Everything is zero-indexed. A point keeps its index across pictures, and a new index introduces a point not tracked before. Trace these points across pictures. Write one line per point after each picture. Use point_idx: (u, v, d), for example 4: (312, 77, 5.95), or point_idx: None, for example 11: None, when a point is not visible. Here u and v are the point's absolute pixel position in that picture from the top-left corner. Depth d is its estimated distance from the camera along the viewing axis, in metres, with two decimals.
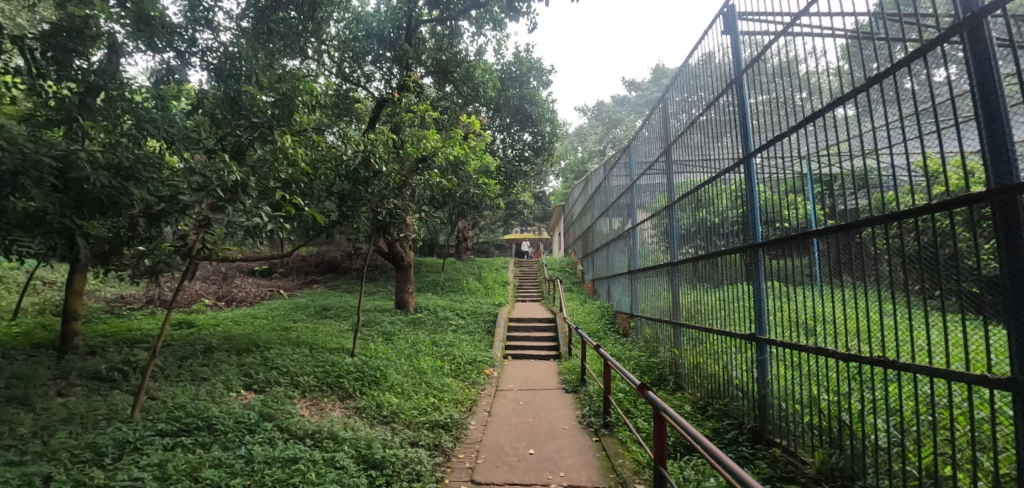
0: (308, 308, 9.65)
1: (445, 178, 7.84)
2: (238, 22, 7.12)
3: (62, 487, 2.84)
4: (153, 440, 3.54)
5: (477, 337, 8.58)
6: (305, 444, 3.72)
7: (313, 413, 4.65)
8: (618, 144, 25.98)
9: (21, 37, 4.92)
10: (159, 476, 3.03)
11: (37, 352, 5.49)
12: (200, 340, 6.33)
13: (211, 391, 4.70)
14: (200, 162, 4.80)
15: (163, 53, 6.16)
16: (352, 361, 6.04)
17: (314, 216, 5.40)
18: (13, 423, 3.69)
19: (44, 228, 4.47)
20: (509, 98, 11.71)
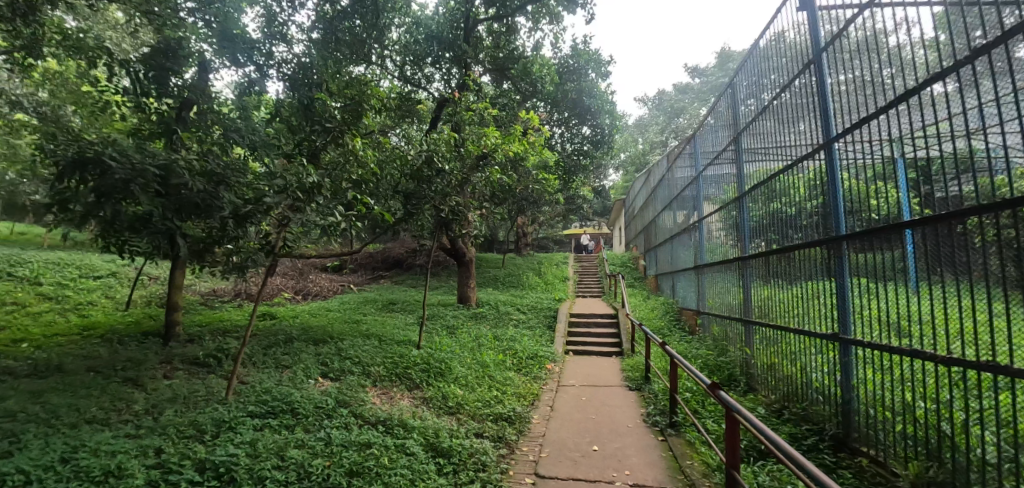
0: (376, 302, 10.14)
1: (506, 174, 7.93)
2: (310, 34, 7.59)
3: (171, 459, 3.19)
4: (245, 420, 3.89)
5: (538, 332, 8.62)
6: (378, 430, 3.93)
7: (384, 401, 4.89)
8: (681, 135, 24.97)
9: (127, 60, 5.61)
10: (252, 453, 3.31)
11: (147, 339, 6.18)
12: (281, 331, 6.84)
13: (293, 378, 5.07)
14: (280, 166, 5.19)
15: (245, 68, 6.66)
16: (418, 354, 6.27)
17: (382, 214, 5.66)
18: (130, 401, 4.19)
19: (150, 229, 5.00)
20: (567, 92, 11.49)
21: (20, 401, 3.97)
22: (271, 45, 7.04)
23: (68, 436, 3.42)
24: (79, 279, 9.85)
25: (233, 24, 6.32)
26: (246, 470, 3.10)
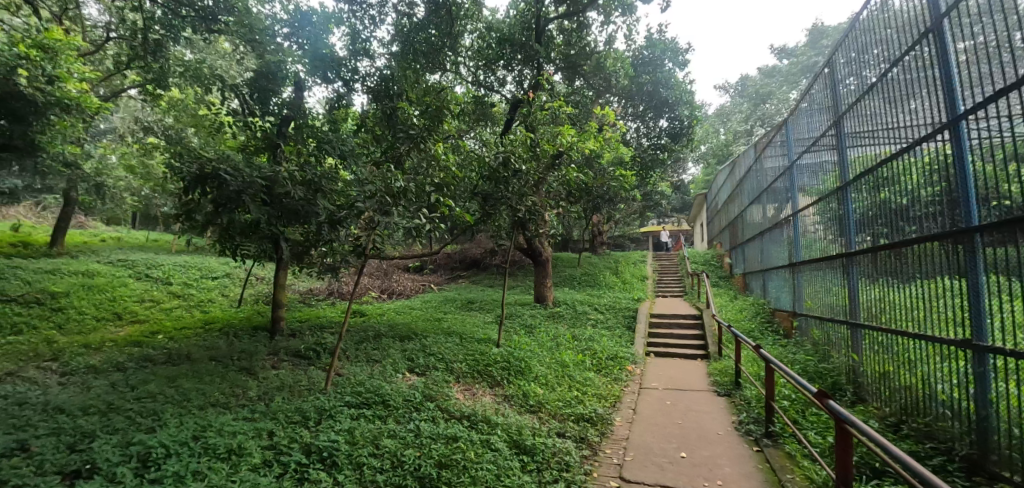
0: (455, 301, 10.49)
1: (582, 172, 7.87)
2: (390, 47, 8.02)
3: (282, 442, 3.53)
4: (342, 410, 4.19)
5: (617, 333, 8.43)
6: (463, 424, 4.06)
7: (468, 397, 5.04)
8: (769, 122, 23.17)
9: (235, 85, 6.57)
10: (350, 441, 3.57)
11: (258, 333, 6.88)
12: (371, 327, 7.30)
13: (384, 372, 5.39)
14: (369, 173, 5.54)
15: (334, 85, 7.17)
16: (498, 352, 6.39)
17: (463, 215, 5.84)
18: (247, 387, 4.69)
19: (258, 234, 5.55)
20: (642, 84, 11.27)
21: (161, 384, 4.59)
22: (356, 61, 7.54)
23: (199, 416, 3.90)
24: (202, 279, 11.21)
25: (322, 44, 6.83)
26: (346, 456, 3.35)
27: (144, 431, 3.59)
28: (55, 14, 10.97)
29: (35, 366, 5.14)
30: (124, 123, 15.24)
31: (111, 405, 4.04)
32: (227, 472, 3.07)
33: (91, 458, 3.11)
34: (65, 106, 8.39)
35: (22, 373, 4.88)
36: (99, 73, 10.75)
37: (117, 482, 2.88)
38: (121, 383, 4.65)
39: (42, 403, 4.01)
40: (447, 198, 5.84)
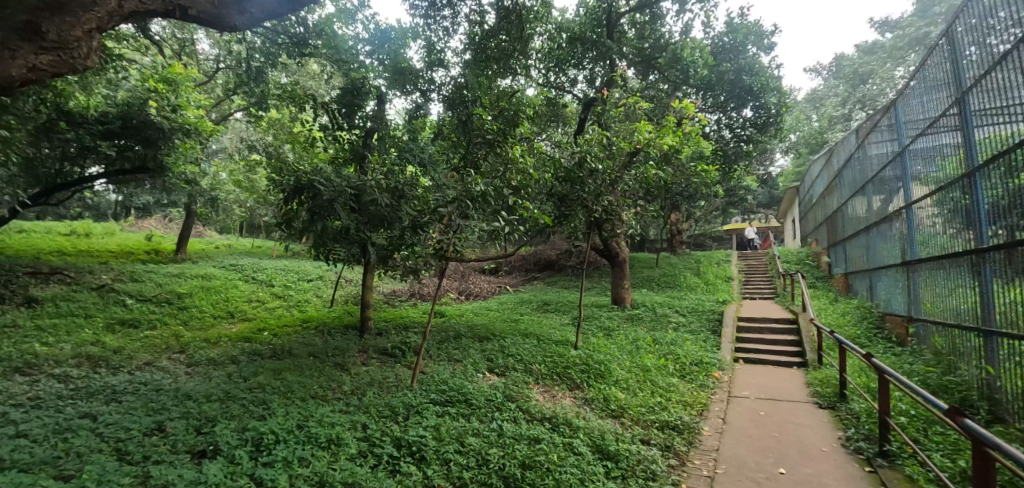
0: (530, 303, 10.56)
1: (661, 169, 7.60)
2: (463, 55, 8.27)
3: (374, 434, 3.74)
4: (428, 406, 4.38)
5: (701, 337, 8.02)
6: (545, 426, 4.09)
7: (548, 399, 5.06)
8: (871, 105, 20.83)
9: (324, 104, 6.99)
10: (436, 437, 3.71)
11: (349, 332, 7.39)
12: (451, 327, 7.57)
13: (465, 371, 5.54)
14: (449, 179, 5.74)
15: (412, 96, 7.51)
16: (577, 354, 6.34)
17: (541, 217, 5.86)
18: (340, 382, 5.04)
19: (348, 239, 5.93)
20: (723, 72, 10.50)
21: (269, 376, 5.08)
22: (432, 72, 7.85)
23: (300, 407, 4.24)
24: (298, 282, 12.26)
25: (400, 58, 7.18)
26: (433, 451, 3.50)
27: (257, 418, 3.99)
28: (178, 51, 12.59)
29: (167, 357, 5.89)
30: (232, 143, 17.08)
31: (229, 393, 4.53)
32: (328, 459, 3.32)
33: (214, 441, 3.51)
34: (186, 130, 9.58)
35: (158, 363, 5.63)
36: (206, 99, 11.89)
37: (237, 463, 3.22)
38: (236, 374, 5.20)
39: (175, 390, 4.59)
40: (525, 201, 5.90)
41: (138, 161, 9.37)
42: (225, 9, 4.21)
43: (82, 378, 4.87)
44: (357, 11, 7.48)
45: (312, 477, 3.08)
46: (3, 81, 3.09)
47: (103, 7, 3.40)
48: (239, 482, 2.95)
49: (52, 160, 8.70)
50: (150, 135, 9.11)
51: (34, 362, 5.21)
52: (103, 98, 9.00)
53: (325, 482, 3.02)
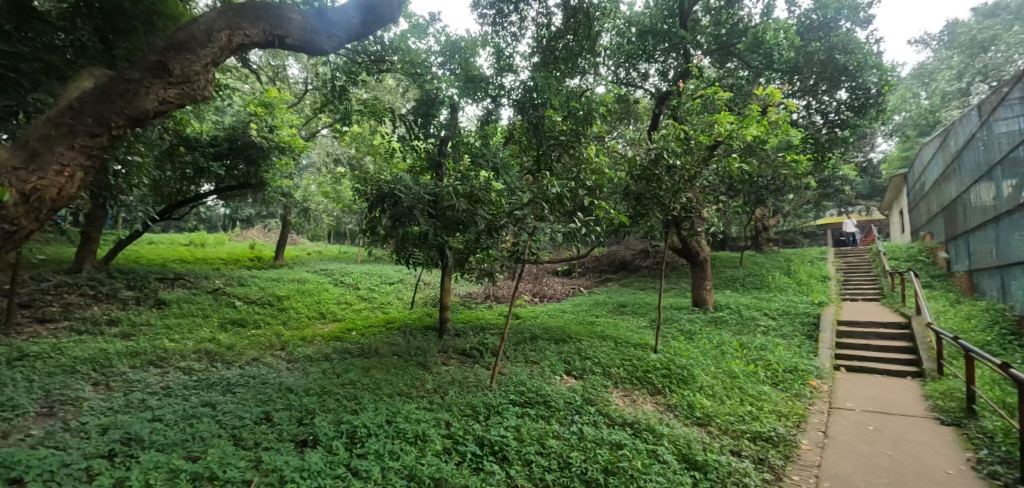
0: (606, 305, 10.38)
1: (746, 162, 7.15)
2: (531, 58, 8.32)
3: (459, 433, 3.90)
4: (508, 407, 4.50)
5: (794, 341, 7.44)
6: (627, 432, 4.16)
7: (627, 404, 4.98)
8: (998, 74, 18.05)
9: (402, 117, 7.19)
10: (518, 438, 3.87)
11: (430, 332, 7.73)
12: (527, 329, 7.64)
13: (542, 373, 5.60)
14: (525, 183, 5.84)
15: (483, 102, 7.62)
16: (657, 358, 6.17)
17: (618, 217, 5.78)
18: (424, 380, 5.29)
19: (427, 244, 6.21)
20: (813, 53, 9.73)
21: (358, 373, 5.44)
22: (502, 77, 7.96)
23: (389, 403, 4.52)
24: (381, 285, 13.00)
25: (470, 66, 7.36)
26: (515, 452, 3.65)
27: (349, 412, 4.28)
28: (273, 76, 13.92)
29: (270, 353, 6.52)
30: (320, 157, 18.51)
31: (324, 388, 4.91)
32: (416, 454, 3.51)
33: (313, 431, 3.83)
34: (281, 148, 10.62)
35: (264, 359, 6.24)
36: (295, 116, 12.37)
37: (334, 453, 3.48)
38: (330, 370, 5.63)
39: (278, 384, 5.06)
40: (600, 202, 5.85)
41: (243, 178, 10.46)
42: (318, 33, 4.27)
43: (203, 371, 5.52)
44: (429, 25, 7.79)
45: (402, 470, 3.28)
46: (140, 115, 3.27)
47: (217, 40, 3.57)
48: (339, 471, 3.20)
49: (174, 181, 9.97)
50: (251, 153, 10.22)
51: (165, 356, 5.99)
52: (214, 123, 10.17)
53: (415, 476, 3.20)
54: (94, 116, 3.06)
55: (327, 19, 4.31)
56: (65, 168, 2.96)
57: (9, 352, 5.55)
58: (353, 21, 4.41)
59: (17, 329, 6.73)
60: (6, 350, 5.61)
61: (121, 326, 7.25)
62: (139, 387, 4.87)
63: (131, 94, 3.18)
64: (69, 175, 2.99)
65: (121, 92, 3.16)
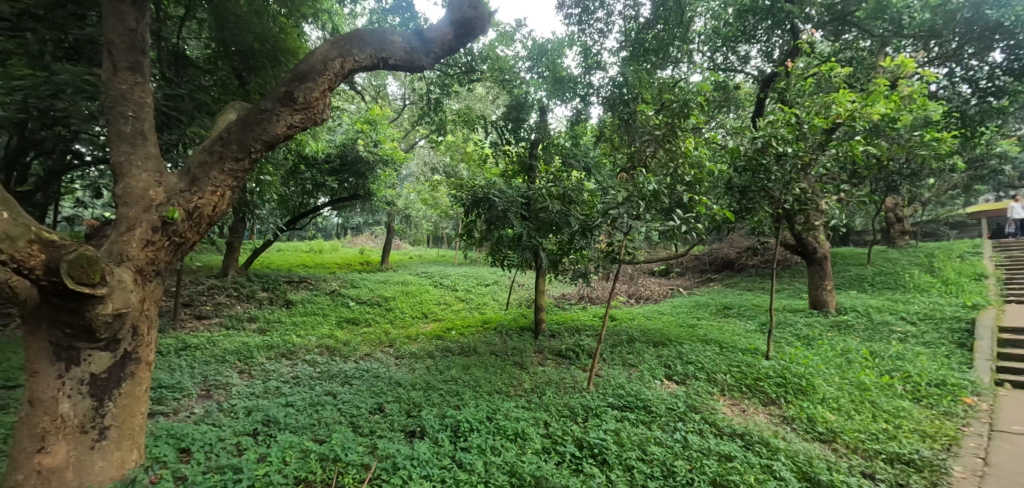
0: (708, 307, 9.75)
1: (872, 144, 6.31)
2: (619, 53, 8.13)
3: (558, 433, 3.93)
4: (606, 410, 4.44)
5: (942, 350, 6.40)
6: (737, 443, 3.93)
7: (737, 413, 4.65)
8: None
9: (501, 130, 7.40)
10: (619, 442, 3.81)
11: (525, 333, 7.85)
12: (623, 331, 7.45)
13: (641, 377, 5.43)
14: (618, 181, 5.72)
15: (572, 102, 7.61)
16: (770, 365, 5.67)
17: (723, 213, 5.43)
18: (522, 379, 5.40)
19: (521, 246, 6.36)
20: (955, 12, 8.29)
21: (459, 371, 5.69)
22: (590, 75, 7.87)
23: (489, 400, 4.67)
24: (477, 286, 13.48)
25: (558, 68, 7.38)
26: (616, 456, 3.60)
27: (453, 407, 4.50)
28: (375, 94, 15.15)
29: (381, 350, 7.08)
30: (419, 167, 19.73)
31: (429, 383, 5.21)
32: (516, 452, 3.58)
33: (422, 423, 4.09)
34: (385, 160, 11.58)
35: (375, 354, 6.79)
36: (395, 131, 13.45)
37: (440, 445, 3.68)
38: (433, 367, 5.97)
39: (388, 378, 5.47)
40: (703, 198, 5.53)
41: (352, 190, 11.51)
42: (416, 51, 4.47)
43: (324, 364, 6.15)
44: (515, 32, 7.94)
45: (504, 465, 3.37)
46: (272, 140, 3.69)
47: (331, 68, 3.88)
48: (445, 462, 3.38)
49: (296, 195, 11.41)
50: (359, 167, 11.25)
51: (295, 349, 6.78)
52: (328, 142, 11.33)
53: (516, 473, 3.27)
54: (238, 144, 3.55)
55: (423, 38, 4.51)
56: (215, 189, 3.50)
57: (178, 343, 6.66)
58: (447, 35, 4.57)
59: (182, 324, 8.05)
60: (175, 341, 6.73)
61: (258, 322, 8.34)
62: (275, 376, 5.57)
63: (265, 122, 3.60)
64: (219, 195, 3.52)
65: (259, 121, 3.60)
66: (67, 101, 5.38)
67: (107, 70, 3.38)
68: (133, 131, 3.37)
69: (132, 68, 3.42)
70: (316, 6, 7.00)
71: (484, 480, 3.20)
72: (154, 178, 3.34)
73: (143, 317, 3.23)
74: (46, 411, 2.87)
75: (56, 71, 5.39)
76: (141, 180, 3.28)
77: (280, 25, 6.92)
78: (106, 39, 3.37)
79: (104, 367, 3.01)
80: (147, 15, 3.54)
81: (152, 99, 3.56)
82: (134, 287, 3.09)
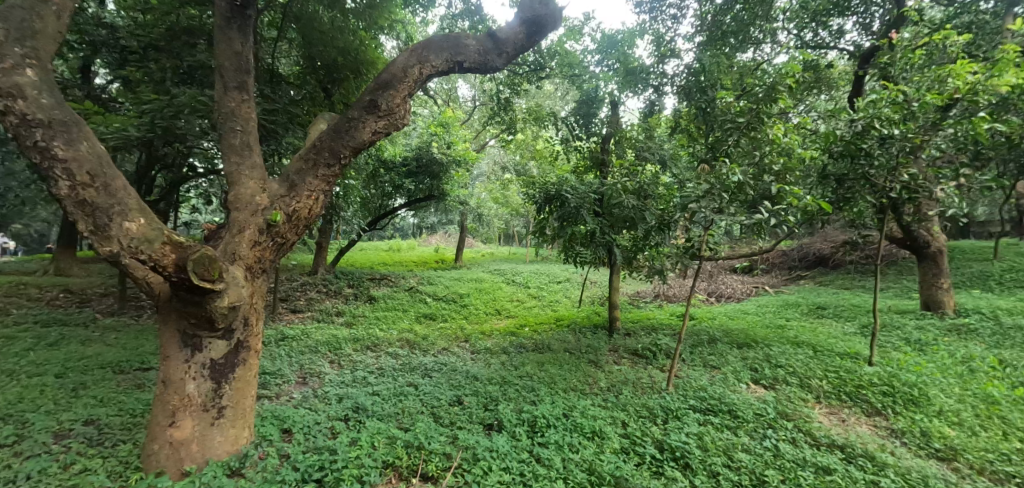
0: (800, 306, 9.03)
1: (1001, 121, 5.49)
2: (695, 39, 7.74)
3: (636, 434, 3.84)
4: (688, 412, 4.27)
5: None
6: (837, 456, 3.61)
7: (836, 423, 4.26)
8: None
9: (572, 124, 7.40)
10: (702, 446, 3.65)
11: (599, 330, 7.75)
12: (704, 331, 7.10)
13: (725, 379, 5.15)
14: (695, 173, 5.47)
15: (645, 94, 7.38)
16: (874, 372, 5.14)
17: (817, 204, 4.99)
18: (597, 377, 5.34)
19: (595, 243, 6.29)
20: None
21: (534, 367, 5.74)
22: (664, 64, 7.57)
23: (566, 397, 4.67)
24: (549, 284, 13.49)
25: (629, 58, 7.18)
26: (700, 460, 3.45)
27: (529, 403, 4.55)
28: (447, 98, 15.68)
29: (457, 344, 7.33)
30: (489, 166, 20.11)
31: (505, 378, 5.30)
32: (594, 450, 3.56)
33: (499, 417, 4.18)
34: (458, 161, 11.95)
35: (452, 349, 7.04)
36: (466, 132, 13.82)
37: (518, 439, 3.74)
38: (508, 363, 6.06)
39: (466, 371, 5.65)
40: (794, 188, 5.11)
41: (427, 191, 12.00)
42: (490, 52, 4.56)
43: (406, 357, 6.49)
44: (584, 26, 7.84)
45: (583, 463, 3.36)
46: (359, 146, 3.92)
47: (411, 74, 4.04)
48: (524, 456, 3.43)
49: (377, 197, 12.10)
50: (434, 168, 11.73)
51: (379, 342, 7.22)
52: (404, 146, 11.90)
53: (595, 471, 3.25)
54: (329, 151, 3.81)
55: (496, 39, 4.58)
56: (311, 194, 3.80)
57: (277, 334, 7.34)
58: (519, 34, 4.62)
59: (280, 317, 8.85)
60: (275, 332, 7.43)
61: (345, 316, 8.98)
62: (362, 366, 5.96)
63: (353, 130, 3.84)
64: (314, 199, 3.82)
65: (347, 128, 3.83)
66: (185, 120, 6.13)
67: (220, 90, 3.80)
68: (241, 144, 3.76)
69: (239, 86, 3.82)
70: (392, 17, 7.38)
71: (563, 477, 3.20)
72: (260, 185, 3.69)
73: (253, 310, 3.58)
74: (176, 390, 3.29)
75: (177, 94, 6.16)
76: (249, 187, 3.64)
77: (360, 38, 7.38)
78: (217, 63, 3.79)
79: (221, 353, 3.39)
80: (250, 37, 3.93)
81: (256, 114, 3.95)
82: (245, 283, 3.45)
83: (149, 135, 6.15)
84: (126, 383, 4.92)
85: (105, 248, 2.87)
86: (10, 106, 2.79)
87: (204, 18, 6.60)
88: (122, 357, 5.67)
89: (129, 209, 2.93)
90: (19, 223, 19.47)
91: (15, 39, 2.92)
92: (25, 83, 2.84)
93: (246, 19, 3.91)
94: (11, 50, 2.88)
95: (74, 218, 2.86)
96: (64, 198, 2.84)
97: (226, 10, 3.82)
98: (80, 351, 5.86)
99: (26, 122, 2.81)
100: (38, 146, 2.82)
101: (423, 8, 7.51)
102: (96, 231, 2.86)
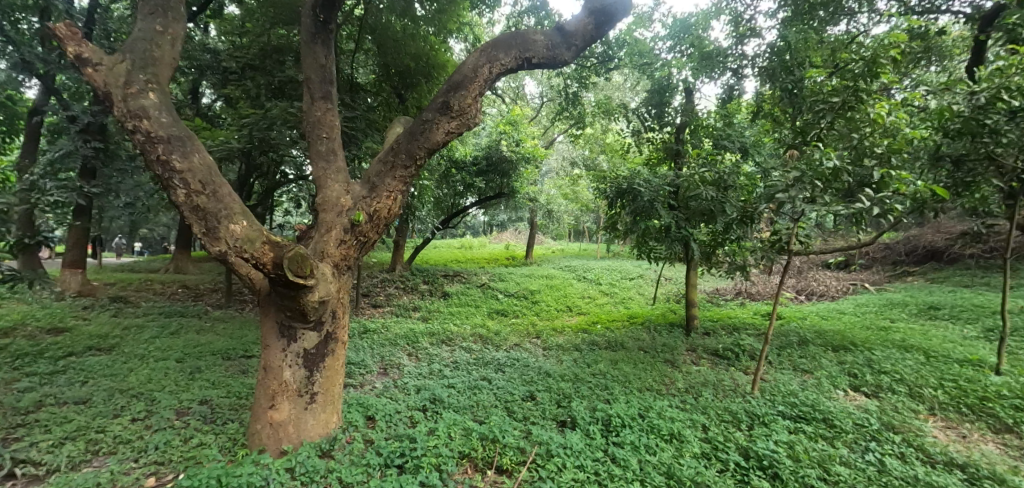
0: (908, 306, 8.11)
1: None
2: (778, 15, 7.15)
3: (717, 440, 3.64)
4: (777, 419, 3.98)
5: None
6: (956, 476, 3.19)
7: (954, 439, 3.76)
8: None
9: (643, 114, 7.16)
10: (793, 456, 3.39)
11: (675, 329, 7.45)
12: (793, 331, 6.58)
13: (818, 385, 4.75)
14: (783, 161, 5.07)
15: (722, 78, 6.93)
16: (1003, 382, 4.49)
17: (931, 189, 4.41)
18: (673, 378, 5.14)
19: (670, 237, 6.06)
20: None
21: (606, 365, 5.64)
22: (743, 45, 7.08)
23: (640, 396, 4.55)
24: (621, 280, 13.19)
25: (703, 42, 6.81)
26: (791, 471, 3.20)
27: (603, 401, 4.47)
28: (514, 96, 15.82)
29: (529, 340, 7.39)
30: (558, 163, 20.05)
31: (577, 375, 5.26)
32: (673, 453, 3.43)
33: (572, 414, 4.15)
34: (526, 158, 12.03)
35: (524, 344, 7.10)
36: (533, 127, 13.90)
37: (592, 437, 3.71)
38: (580, 360, 6.00)
39: (538, 367, 5.68)
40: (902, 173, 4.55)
41: (498, 189, 12.18)
42: (558, 46, 4.49)
43: (479, 351, 6.67)
44: (654, 12, 7.53)
45: (660, 466, 3.25)
46: (434, 146, 4.04)
47: (481, 74, 4.08)
48: (598, 454, 3.39)
49: (449, 196, 12.48)
50: (503, 167, 11.92)
51: (453, 337, 7.45)
52: (474, 146, 12.17)
53: (674, 475, 3.12)
54: (406, 153, 3.96)
55: (564, 33, 4.52)
56: (390, 194, 3.97)
57: (360, 327, 7.84)
58: (587, 25, 4.53)
59: (363, 311, 9.44)
60: (359, 325, 7.94)
61: (421, 311, 9.38)
62: (438, 359, 6.18)
63: (427, 132, 3.96)
64: (392, 199, 3.99)
65: (423, 130, 3.97)
66: (277, 130, 6.69)
67: (307, 101, 4.11)
68: (326, 150, 4.04)
69: (323, 96, 4.10)
70: (459, 20, 7.52)
71: (640, 478, 3.11)
72: (344, 187, 3.93)
73: (339, 304, 3.82)
74: (275, 376, 3.61)
75: (270, 107, 6.75)
76: (335, 189, 3.89)
77: (430, 43, 7.64)
78: (305, 75, 4.10)
79: (313, 343, 3.66)
80: (331, 48, 4.19)
81: (338, 121, 4.22)
82: (333, 278, 3.69)
83: (248, 146, 6.81)
84: (233, 368, 5.49)
85: (214, 247, 3.21)
86: (137, 125, 3.22)
87: (291, 36, 7.16)
88: (229, 345, 6.33)
89: (234, 213, 3.25)
90: (146, 227, 22.39)
91: (140, 67, 3.35)
92: (148, 105, 3.25)
93: (328, 32, 4.16)
94: (137, 77, 3.31)
95: (189, 222, 3.23)
96: (182, 204, 3.21)
97: (311, 26, 4.10)
98: (196, 339, 6.61)
99: (150, 138, 3.22)
100: (159, 159, 3.22)
101: (490, 9, 7.59)
102: (206, 233, 3.21)
